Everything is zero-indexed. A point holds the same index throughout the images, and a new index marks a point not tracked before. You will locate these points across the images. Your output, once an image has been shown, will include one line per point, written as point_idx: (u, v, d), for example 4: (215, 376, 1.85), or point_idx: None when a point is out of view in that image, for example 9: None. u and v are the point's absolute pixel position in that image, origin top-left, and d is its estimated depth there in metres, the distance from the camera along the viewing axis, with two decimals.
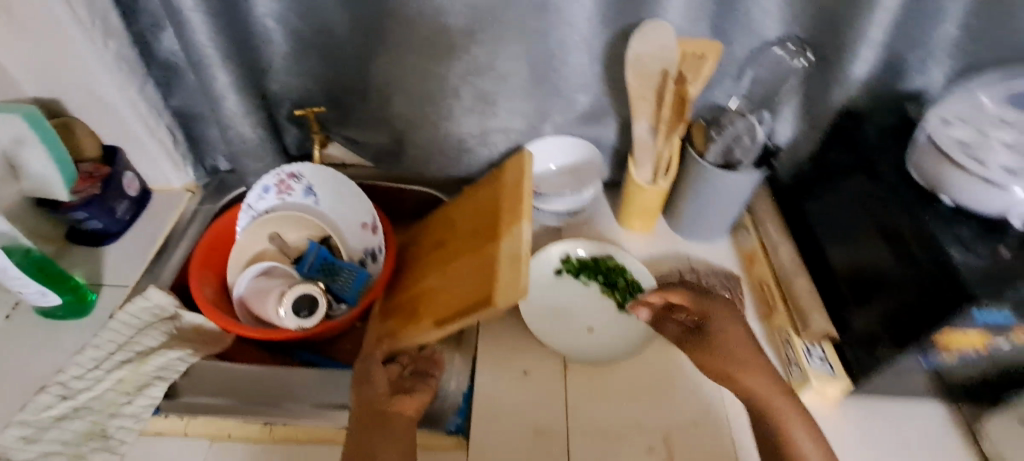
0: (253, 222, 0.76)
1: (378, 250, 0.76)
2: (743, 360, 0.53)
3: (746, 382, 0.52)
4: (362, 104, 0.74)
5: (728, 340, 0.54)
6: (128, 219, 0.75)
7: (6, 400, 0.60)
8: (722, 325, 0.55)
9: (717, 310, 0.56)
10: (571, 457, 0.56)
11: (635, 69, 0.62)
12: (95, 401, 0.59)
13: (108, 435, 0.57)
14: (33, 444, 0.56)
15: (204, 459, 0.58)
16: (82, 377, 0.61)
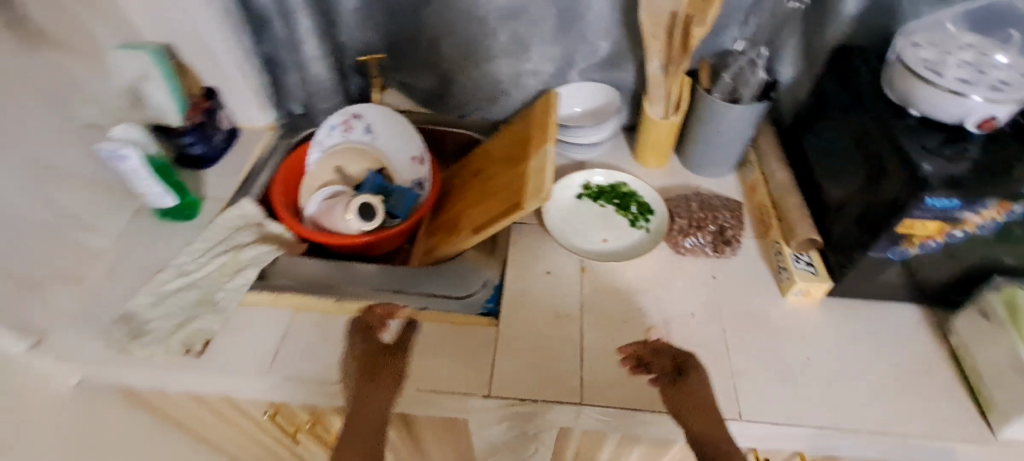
0: (322, 156, 0.89)
1: (424, 180, 0.89)
2: (704, 411, 0.59)
3: (698, 427, 0.57)
4: (416, 51, 0.88)
5: (702, 391, 0.60)
6: (223, 148, 0.90)
7: (133, 278, 0.75)
8: (700, 382, 0.61)
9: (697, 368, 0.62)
10: (584, 336, 0.67)
11: (648, 11, 0.72)
12: (204, 280, 0.74)
13: (214, 303, 0.72)
14: (157, 307, 0.71)
15: (288, 325, 0.70)
16: (193, 262, 0.76)
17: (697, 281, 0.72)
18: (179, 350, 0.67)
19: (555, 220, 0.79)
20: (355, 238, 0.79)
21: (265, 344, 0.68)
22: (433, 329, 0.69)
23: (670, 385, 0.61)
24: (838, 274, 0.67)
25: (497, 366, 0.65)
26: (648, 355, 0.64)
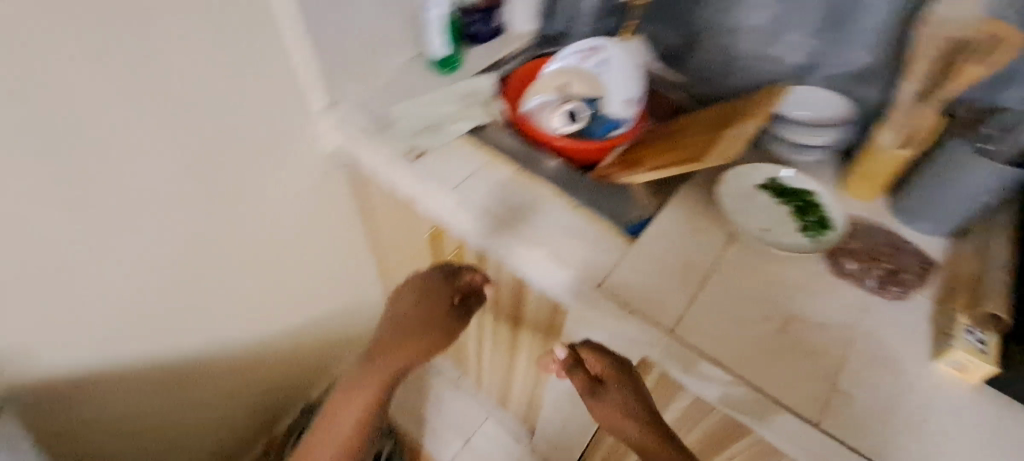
0: (553, 71, 1.00)
1: (627, 121, 0.96)
2: (620, 414, 0.69)
3: (623, 425, 0.69)
4: (678, 7, 0.95)
5: (619, 398, 0.69)
6: (490, 37, 1.08)
7: (389, 95, 0.97)
8: (609, 387, 0.70)
9: (608, 370, 0.70)
10: (706, 292, 0.72)
11: (931, 32, 0.68)
12: (434, 116, 0.94)
13: (434, 133, 0.92)
14: (401, 121, 0.93)
15: (478, 167, 0.89)
16: (431, 101, 0.96)
17: (844, 305, 0.70)
18: (400, 150, 0.90)
19: (727, 194, 0.80)
20: (551, 137, 0.92)
21: (455, 175, 0.88)
22: (579, 226, 0.80)
23: (599, 392, 0.71)
24: (1012, 364, 0.61)
25: (614, 272, 0.74)
26: (574, 363, 0.73)
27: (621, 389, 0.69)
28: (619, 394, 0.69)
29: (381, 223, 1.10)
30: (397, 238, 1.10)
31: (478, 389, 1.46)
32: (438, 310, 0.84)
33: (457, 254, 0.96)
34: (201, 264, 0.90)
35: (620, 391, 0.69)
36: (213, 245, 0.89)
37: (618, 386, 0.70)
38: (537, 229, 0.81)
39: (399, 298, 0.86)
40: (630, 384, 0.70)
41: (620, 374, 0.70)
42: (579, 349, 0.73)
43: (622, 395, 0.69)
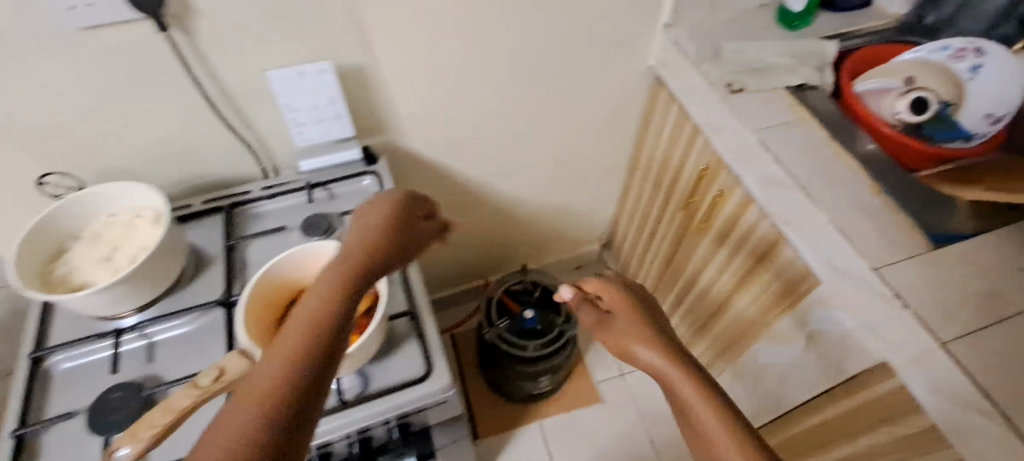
0: (911, 60, 0.91)
1: (980, 136, 0.87)
2: (631, 336, 0.65)
3: (635, 351, 0.63)
4: None
5: (622, 321, 0.67)
6: (849, 8, 1.04)
7: (726, 32, 1.00)
8: (613, 305, 0.70)
9: (615, 290, 0.72)
10: (1003, 327, 0.65)
11: None
12: (761, 62, 0.94)
13: (754, 76, 0.92)
14: (728, 55, 0.96)
15: (787, 121, 0.87)
16: (766, 48, 0.96)
17: None
18: (722, 82, 0.92)
19: None
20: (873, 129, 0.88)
21: (766, 119, 0.87)
22: (876, 211, 0.76)
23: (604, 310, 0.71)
24: None
25: (902, 264, 0.71)
26: (586, 294, 0.74)
27: (629, 305, 0.69)
28: (625, 305, 0.69)
29: (658, 147, 1.18)
30: (666, 164, 1.16)
31: None
32: (404, 214, 0.65)
33: (723, 194, 0.97)
34: (512, 121, 1.08)
35: (625, 310, 0.68)
36: (527, 108, 1.07)
37: (622, 303, 0.70)
38: (831, 197, 0.78)
39: (372, 213, 0.63)
40: (632, 302, 0.70)
41: (625, 293, 0.71)
42: (581, 284, 0.75)
43: (625, 307, 0.69)
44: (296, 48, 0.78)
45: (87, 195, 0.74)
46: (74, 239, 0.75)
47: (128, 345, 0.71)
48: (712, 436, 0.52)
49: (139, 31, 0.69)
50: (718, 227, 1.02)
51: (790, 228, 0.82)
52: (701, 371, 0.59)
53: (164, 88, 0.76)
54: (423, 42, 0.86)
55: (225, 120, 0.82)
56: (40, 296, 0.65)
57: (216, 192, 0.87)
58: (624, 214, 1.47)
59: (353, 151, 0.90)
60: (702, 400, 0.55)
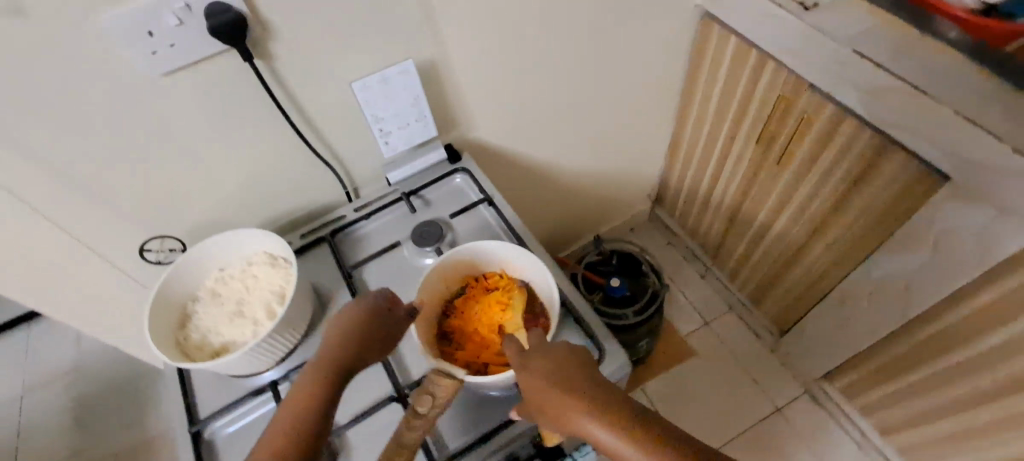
0: None
1: None
2: (562, 402, 0.49)
3: (574, 419, 0.47)
4: None
5: (544, 387, 0.51)
6: None
7: None
8: (535, 392, 0.51)
9: (530, 364, 0.54)
10: None
11: None
12: None
13: None
14: None
15: (872, 26, 0.84)
16: None
17: None
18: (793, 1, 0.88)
19: None
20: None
21: (852, 28, 0.84)
22: (997, 94, 0.73)
23: (531, 397, 0.52)
24: None
25: None
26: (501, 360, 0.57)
27: (555, 376, 0.51)
28: (550, 377, 0.51)
29: (714, 87, 1.15)
30: (727, 102, 1.14)
31: (727, 279, 1.49)
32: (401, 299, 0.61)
33: (808, 118, 0.96)
34: (573, 90, 1.05)
35: (547, 369, 0.52)
36: (584, 73, 1.03)
37: (546, 375, 0.52)
38: (948, 88, 0.75)
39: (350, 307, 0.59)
40: (560, 361, 0.52)
41: (546, 357, 0.53)
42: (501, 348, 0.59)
43: (551, 379, 0.51)
44: (372, 56, 0.73)
45: (200, 250, 0.71)
46: (194, 300, 0.71)
47: (287, 396, 0.69)
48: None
49: (220, 69, 0.63)
50: (804, 153, 1.01)
51: (905, 132, 0.81)
52: (676, 446, 0.42)
53: (250, 127, 0.71)
54: (488, 22, 0.81)
55: (309, 147, 0.77)
56: (182, 365, 0.63)
57: (310, 223, 0.84)
58: (675, 166, 1.45)
59: (437, 152, 0.87)
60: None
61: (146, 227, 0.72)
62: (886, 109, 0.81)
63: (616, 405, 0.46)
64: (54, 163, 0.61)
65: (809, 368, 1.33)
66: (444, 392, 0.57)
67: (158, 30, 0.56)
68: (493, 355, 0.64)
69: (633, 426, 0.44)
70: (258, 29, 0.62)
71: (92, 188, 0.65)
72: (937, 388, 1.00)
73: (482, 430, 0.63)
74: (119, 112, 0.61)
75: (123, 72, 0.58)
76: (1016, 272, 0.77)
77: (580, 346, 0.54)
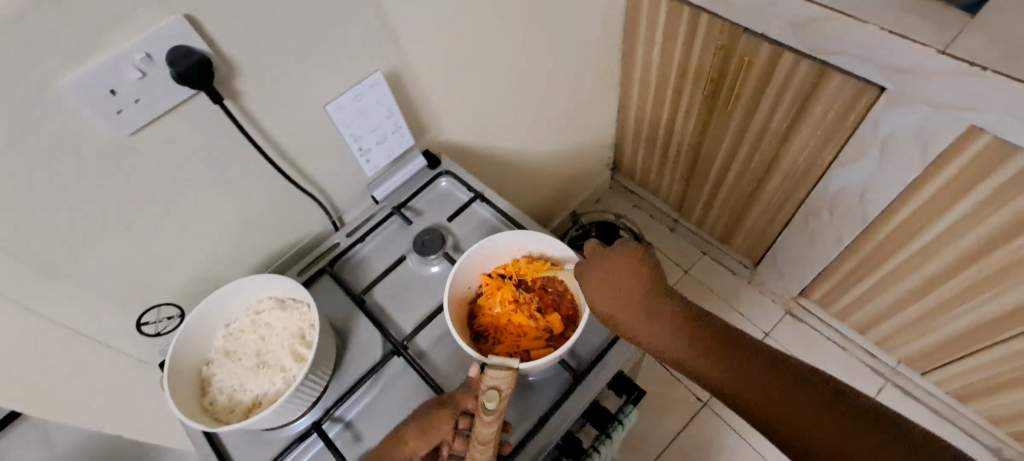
0: None
1: None
2: (641, 311, 0.59)
3: (647, 326, 0.58)
4: None
5: (626, 296, 0.60)
6: None
7: None
8: (602, 303, 0.60)
9: (600, 274, 0.62)
10: None
11: None
12: None
13: None
14: None
15: None
16: None
17: None
18: None
19: None
20: None
21: None
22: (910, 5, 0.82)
23: (596, 306, 0.61)
24: None
25: (962, 36, 0.77)
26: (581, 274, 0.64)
27: (625, 291, 0.60)
28: (621, 290, 0.60)
29: (653, 48, 1.20)
30: (667, 60, 1.19)
31: (695, 227, 1.57)
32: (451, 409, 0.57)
33: (748, 60, 1.02)
34: (525, 75, 1.07)
35: (630, 282, 0.61)
36: (532, 56, 1.05)
37: (617, 286, 0.61)
38: (870, 8, 0.83)
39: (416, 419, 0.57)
40: (632, 273, 0.61)
41: (617, 267, 0.62)
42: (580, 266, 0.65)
43: (621, 292, 0.60)
44: (338, 75, 0.71)
45: (203, 309, 0.67)
46: (208, 362, 0.68)
47: (332, 434, 0.67)
48: (772, 410, 0.50)
49: (188, 116, 0.60)
50: (749, 92, 1.08)
51: (839, 56, 0.88)
52: (731, 349, 0.54)
53: (226, 171, 0.67)
54: (441, 21, 0.81)
55: (290, 180, 0.74)
56: (218, 429, 0.59)
57: (304, 258, 0.81)
58: (627, 130, 1.50)
59: (417, 160, 0.87)
60: (744, 384, 0.52)
61: (134, 298, 0.67)
62: (819, 37, 0.88)
63: (682, 316, 0.57)
64: (24, 250, 0.56)
65: (786, 289, 1.44)
66: (508, 384, 0.53)
67: (121, 86, 0.53)
68: (532, 341, 0.65)
69: (697, 334, 0.55)
70: (222, 66, 0.59)
71: (70, 270, 0.60)
72: (902, 278, 1.11)
73: (538, 415, 0.64)
74: (87, 181, 0.56)
75: (87, 137, 0.54)
76: (954, 159, 0.86)
77: (650, 254, 0.63)
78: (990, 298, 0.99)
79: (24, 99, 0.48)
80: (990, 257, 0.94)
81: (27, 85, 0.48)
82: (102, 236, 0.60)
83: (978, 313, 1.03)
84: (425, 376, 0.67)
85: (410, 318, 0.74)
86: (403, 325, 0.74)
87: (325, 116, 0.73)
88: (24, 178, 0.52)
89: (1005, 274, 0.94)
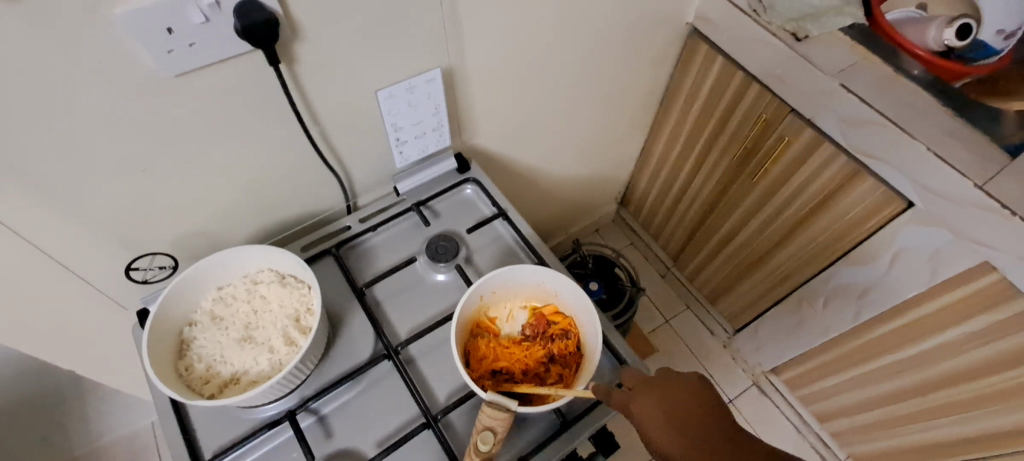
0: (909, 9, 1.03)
1: (1011, 33, 1.00)
2: (670, 426, 0.55)
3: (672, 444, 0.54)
4: None
5: (653, 415, 0.55)
6: None
7: None
8: (668, 440, 0.54)
9: (652, 401, 0.56)
10: None
11: None
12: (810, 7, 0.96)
13: (812, 22, 0.94)
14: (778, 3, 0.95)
15: (853, 63, 0.91)
16: None
17: None
18: (786, 31, 0.94)
19: None
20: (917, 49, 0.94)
21: (838, 61, 0.91)
22: (957, 131, 0.83)
23: (659, 443, 0.54)
24: None
25: (1002, 176, 0.78)
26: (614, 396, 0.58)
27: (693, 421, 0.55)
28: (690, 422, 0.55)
29: (694, 103, 1.20)
30: (706, 117, 1.19)
31: (686, 279, 1.58)
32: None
33: (787, 140, 1.02)
34: (569, 100, 1.05)
35: (658, 408, 0.55)
36: (581, 84, 1.03)
37: (668, 419, 0.55)
38: (920, 125, 0.84)
39: None
40: (667, 393, 0.56)
41: (672, 390, 0.57)
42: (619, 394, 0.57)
43: (682, 422, 0.55)
44: (395, 60, 0.68)
45: (200, 268, 0.64)
46: (191, 324, 0.65)
47: (304, 425, 0.64)
48: None
49: (237, 70, 0.56)
50: (778, 171, 1.08)
51: (878, 161, 0.89)
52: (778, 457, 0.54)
53: (257, 132, 0.63)
54: (508, 31, 0.79)
55: (318, 155, 0.71)
56: (197, 401, 0.56)
57: (310, 234, 0.79)
58: (644, 171, 1.50)
59: (447, 162, 0.85)
60: None
61: (126, 236, 0.64)
62: (863, 138, 0.89)
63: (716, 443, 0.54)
64: (27, 164, 0.52)
65: (759, 362, 1.46)
66: (503, 425, 0.54)
67: (180, 27, 0.50)
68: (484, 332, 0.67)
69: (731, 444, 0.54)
70: (286, 28, 0.56)
71: (72, 194, 0.56)
72: (875, 382, 1.13)
73: (518, 453, 0.63)
74: (115, 112, 0.53)
75: (128, 67, 0.50)
76: (958, 288, 0.89)
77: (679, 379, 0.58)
78: (956, 421, 1.03)
79: (71, 11, 0.45)
80: (965, 383, 0.97)
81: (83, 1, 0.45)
82: (113, 169, 0.57)
83: (941, 431, 1.07)
84: (411, 387, 0.65)
85: (407, 323, 0.72)
86: (399, 330, 0.71)
87: (371, 99, 0.70)
88: (51, 92, 0.49)
89: (976, 403, 0.97)
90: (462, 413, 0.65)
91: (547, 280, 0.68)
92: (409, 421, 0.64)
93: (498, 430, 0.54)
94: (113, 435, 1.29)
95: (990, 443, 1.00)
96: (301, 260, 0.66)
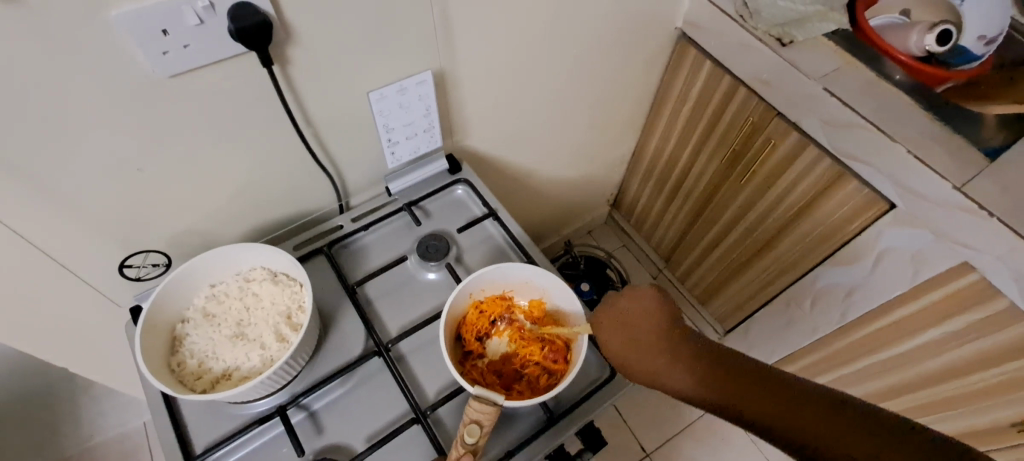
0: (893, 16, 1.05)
1: (993, 38, 0.99)
2: (619, 331, 0.55)
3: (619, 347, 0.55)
4: None
5: (609, 320, 0.56)
6: None
7: None
8: (613, 338, 0.55)
9: (610, 311, 0.56)
10: None
11: None
12: (796, 13, 0.98)
13: (798, 28, 0.96)
14: (764, 9, 0.98)
15: (836, 67, 0.93)
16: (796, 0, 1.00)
17: None
18: (772, 36, 0.95)
19: None
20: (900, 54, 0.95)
21: (823, 66, 0.93)
22: (937, 135, 0.85)
23: (605, 340, 0.56)
24: None
25: (979, 178, 0.80)
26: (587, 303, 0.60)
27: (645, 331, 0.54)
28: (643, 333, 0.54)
29: (684, 107, 1.22)
30: (696, 120, 1.21)
31: (678, 281, 1.60)
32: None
33: (773, 142, 1.04)
34: (559, 103, 1.07)
35: (614, 316, 0.56)
36: (572, 87, 1.05)
37: (621, 325, 0.55)
38: (902, 129, 0.85)
39: None
40: (627, 307, 0.55)
41: (633, 303, 0.55)
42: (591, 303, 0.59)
43: (633, 326, 0.54)
44: (387, 64, 0.69)
45: (194, 266, 0.65)
46: (184, 321, 0.66)
47: (295, 420, 0.65)
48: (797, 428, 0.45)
49: (231, 72, 0.58)
50: (765, 173, 1.09)
51: (861, 163, 0.91)
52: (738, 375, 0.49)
53: (250, 133, 0.65)
54: (499, 36, 0.80)
55: (310, 155, 0.72)
56: (189, 396, 0.57)
57: (303, 233, 0.80)
58: (635, 173, 1.51)
59: (438, 163, 0.86)
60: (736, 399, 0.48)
61: (120, 235, 0.65)
62: (846, 141, 0.91)
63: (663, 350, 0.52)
64: (23, 163, 0.53)
65: None
66: (490, 419, 0.55)
67: (175, 29, 0.51)
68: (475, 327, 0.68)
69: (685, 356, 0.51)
70: (279, 31, 0.57)
71: (67, 193, 0.57)
72: (861, 381, 1.15)
73: (506, 447, 0.64)
74: (111, 112, 0.54)
75: (123, 68, 0.52)
76: (940, 288, 0.91)
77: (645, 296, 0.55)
78: (940, 419, 1.05)
79: (68, 13, 0.46)
80: (948, 382, 0.99)
81: (80, 4, 0.46)
82: (109, 168, 0.58)
83: None
84: (401, 383, 0.66)
85: (398, 321, 0.73)
86: (390, 328, 0.72)
87: (363, 101, 0.71)
88: (48, 92, 0.50)
89: (960, 401, 0.99)
90: (450, 409, 0.66)
91: (537, 277, 0.69)
92: (398, 417, 0.65)
93: (489, 422, 0.55)
94: (105, 435, 1.29)
95: (973, 440, 1.02)
96: (293, 258, 0.67)
